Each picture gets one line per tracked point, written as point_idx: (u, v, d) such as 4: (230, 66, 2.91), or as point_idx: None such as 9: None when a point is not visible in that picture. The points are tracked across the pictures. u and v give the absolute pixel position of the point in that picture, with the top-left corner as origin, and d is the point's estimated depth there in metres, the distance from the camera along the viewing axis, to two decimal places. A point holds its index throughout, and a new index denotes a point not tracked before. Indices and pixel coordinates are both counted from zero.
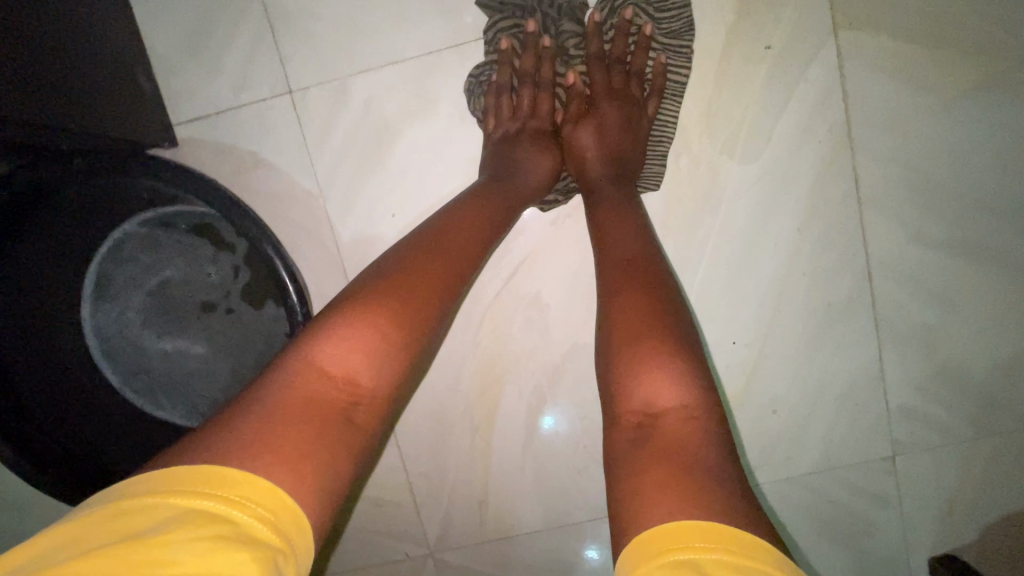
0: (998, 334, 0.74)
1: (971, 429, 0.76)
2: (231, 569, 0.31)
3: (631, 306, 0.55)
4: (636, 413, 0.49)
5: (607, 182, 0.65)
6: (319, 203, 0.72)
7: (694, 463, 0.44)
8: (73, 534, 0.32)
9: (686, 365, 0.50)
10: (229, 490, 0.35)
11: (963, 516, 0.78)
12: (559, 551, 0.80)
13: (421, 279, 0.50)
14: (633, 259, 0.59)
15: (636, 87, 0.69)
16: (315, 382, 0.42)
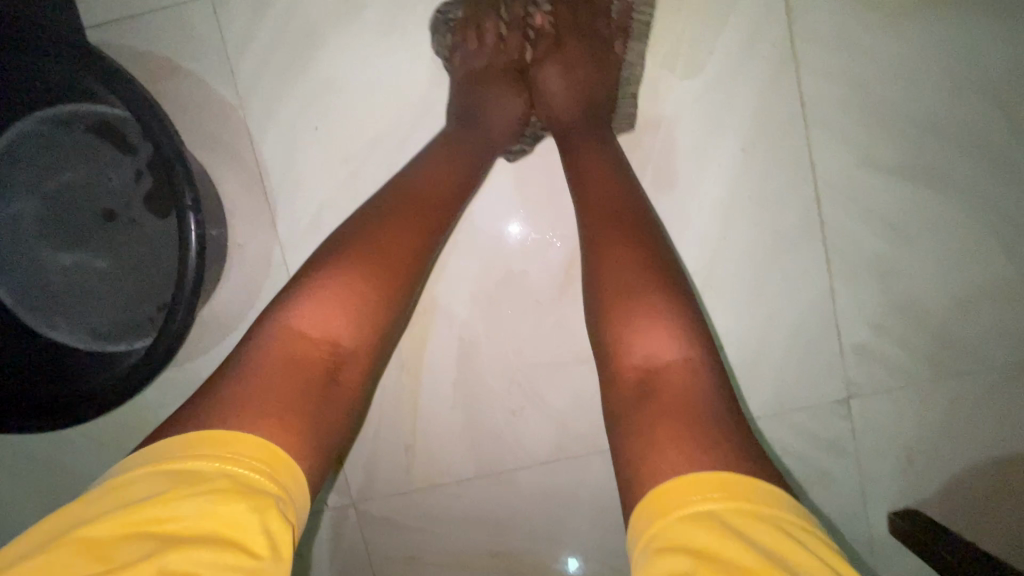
0: (952, 268, 0.71)
1: (928, 373, 0.72)
2: (234, 519, 0.32)
3: (619, 260, 0.49)
4: (635, 368, 0.44)
5: (582, 131, 0.61)
6: (236, 113, 0.69)
7: (707, 410, 0.40)
8: (75, 511, 0.32)
9: (681, 315, 0.45)
10: (222, 449, 0.35)
11: (924, 467, 0.73)
12: (494, 503, 0.75)
13: (393, 242, 0.49)
14: (616, 214, 0.53)
15: (603, 24, 0.65)
16: (295, 343, 0.42)
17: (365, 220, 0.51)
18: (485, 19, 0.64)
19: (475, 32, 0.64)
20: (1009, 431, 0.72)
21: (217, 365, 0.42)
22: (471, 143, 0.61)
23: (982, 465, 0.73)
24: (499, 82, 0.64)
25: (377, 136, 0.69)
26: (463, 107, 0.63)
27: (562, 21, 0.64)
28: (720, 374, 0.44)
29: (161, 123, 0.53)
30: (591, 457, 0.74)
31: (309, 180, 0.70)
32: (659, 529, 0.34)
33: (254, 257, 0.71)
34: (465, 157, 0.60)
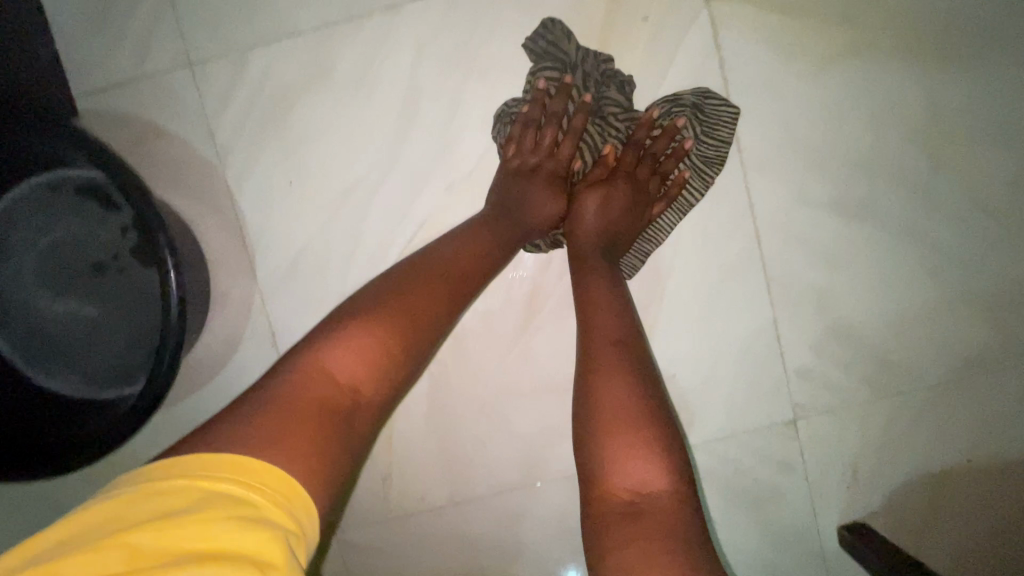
0: (885, 294, 0.76)
1: (868, 392, 0.77)
2: (259, 546, 0.35)
3: (615, 385, 0.53)
4: (628, 491, 0.48)
5: (599, 256, 0.66)
6: (216, 170, 0.74)
7: (681, 537, 0.45)
8: (115, 511, 0.36)
9: (667, 442, 0.50)
10: (253, 478, 0.38)
11: (868, 481, 0.78)
12: (468, 529, 0.79)
13: (417, 305, 0.56)
14: (624, 343, 0.57)
15: (654, 185, 0.72)
16: (324, 383, 0.47)
17: (399, 286, 0.57)
18: (548, 123, 0.70)
19: (536, 132, 0.70)
20: (944, 446, 0.77)
21: (248, 390, 0.47)
22: (502, 227, 0.66)
23: (920, 479, 0.78)
24: (543, 184, 0.70)
25: (350, 187, 0.74)
26: (506, 195, 0.69)
27: (622, 160, 0.71)
28: (697, 504, 0.49)
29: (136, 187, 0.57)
30: (559, 483, 0.79)
31: (287, 231, 0.75)
32: None
33: (235, 303, 0.76)
34: (492, 238, 0.65)
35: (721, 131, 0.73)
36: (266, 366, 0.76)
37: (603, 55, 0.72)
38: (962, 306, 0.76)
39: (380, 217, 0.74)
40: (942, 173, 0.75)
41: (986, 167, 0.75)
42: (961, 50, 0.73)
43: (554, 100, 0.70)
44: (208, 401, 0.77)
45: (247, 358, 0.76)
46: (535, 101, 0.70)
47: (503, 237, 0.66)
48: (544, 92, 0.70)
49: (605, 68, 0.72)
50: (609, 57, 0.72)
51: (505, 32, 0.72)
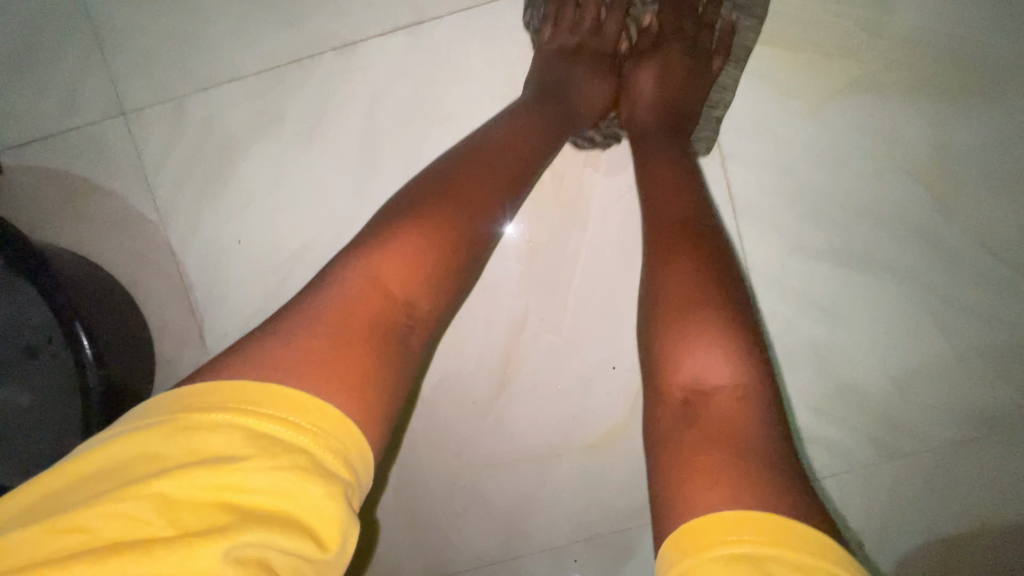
0: (891, 349, 0.70)
1: (873, 455, 0.71)
2: (309, 507, 0.31)
3: (680, 274, 0.50)
4: (683, 388, 0.45)
5: (661, 136, 0.62)
6: (156, 228, 0.67)
7: (752, 454, 0.39)
8: (144, 450, 0.31)
9: (737, 333, 0.46)
10: (300, 414, 0.34)
11: (875, 550, 0.72)
12: None
13: (462, 195, 0.51)
14: (682, 226, 0.54)
15: (705, 36, 0.66)
16: (379, 293, 0.43)
17: (439, 183, 0.52)
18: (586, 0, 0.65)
19: (574, 10, 0.65)
20: (958, 509, 0.71)
21: (294, 295, 0.43)
22: (552, 112, 0.60)
23: (933, 545, 0.72)
24: (590, 66, 0.64)
25: (304, 246, 0.68)
26: (547, 79, 0.62)
27: (665, 24, 0.65)
28: (776, 409, 0.44)
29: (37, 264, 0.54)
30: (543, 555, 0.72)
31: (236, 295, 0.68)
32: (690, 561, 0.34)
33: (185, 373, 0.69)
34: (542, 127, 0.59)
35: None
36: None
37: None
38: (974, 359, 0.70)
39: None
40: (949, 217, 0.69)
41: (998, 211, 0.69)
42: (965, 86, 0.68)
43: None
44: None
45: None
46: None
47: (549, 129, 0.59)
48: None
49: None
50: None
51: (470, 72, 0.66)
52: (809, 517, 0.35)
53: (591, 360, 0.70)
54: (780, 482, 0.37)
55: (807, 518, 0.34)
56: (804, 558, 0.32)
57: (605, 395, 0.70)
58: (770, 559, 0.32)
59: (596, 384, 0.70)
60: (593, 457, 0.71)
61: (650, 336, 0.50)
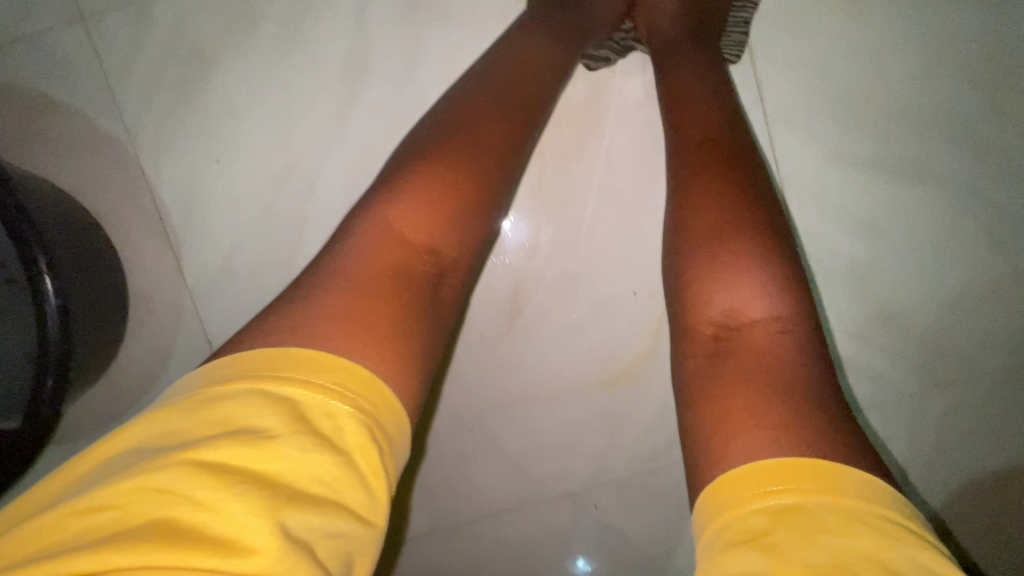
0: (938, 267, 0.64)
1: (919, 384, 0.65)
2: (341, 476, 0.29)
3: (710, 192, 0.45)
4: (713, 324, 0.40)
5: (686, 43, 0.56)
6: (126, 148, 0.61)
7: (794, 398, 0.34)
8: (169, 425, 0.29)
9: (771, 252, 0.41)
10: (326, 375, 0.31)
11: (920, 486, 0.66)
12: (456, 560, 0.68)
13: (478, 133, 0.46)
14: (709, 143, 0.48)
15: None
16: (395, 245, 0.40)
17: (452, 121, 0.47)
18: None
19: None
20: (1008, 441, 0.66)
21: (313, 255, 0.40)
22: (559, 34, 0.56)
23: (982, 482, 0.66)
24: None
25: (288, 166, 0.62)
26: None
27: None
28: (816, 331, 0.39)
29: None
30: (559, 502, 0.67)
31: (215, 222, 0.62)
32: (729, 517, 0.30)
33: (163, 309, 0.63)
34: (555, 56, 0.54)
35: None
36: None
37: None
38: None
39: (325, 205, 0.62)
40: (998, 117, 0.62)
41: None
42: None
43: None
44: None
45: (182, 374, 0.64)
46: None
47: (563, 52, 0.55)
48: None
49: None
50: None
51: None
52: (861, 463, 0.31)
53: (609, 286, 0.64)
54: (820, 425, 0.33)
55: (857, 462, 0.31)
56: (855, 506, 0.28)
57: (627, 322, 0.64)
58: (823, 508, 0.28)
59: (615, 313, 0.64)
60: (613, 392, 0.65)
61: (675, 262, 0.45)
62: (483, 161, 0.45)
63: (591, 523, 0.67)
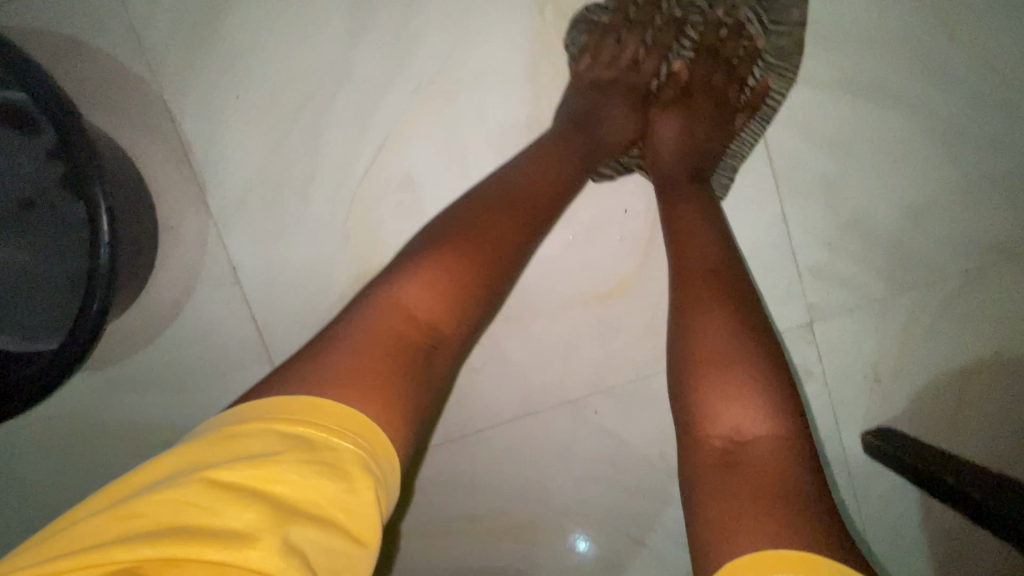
0: (900, 179, 0.70)
1: (886, 288, 0.71)
2: (337, 498, 0.34)
3: (713, 319, 0.49)
4: (721, 437, 0.44)
5: (682, 186, 0.62)
6: (149, 86, 0.66)
7: (793, 504, 0.38)
8: (194, 457, 0.34)
9: (771, 387, 0.45)
10: (331, 420, 0.36)
11: (891, 383, 0.73)
12: (469, 466, 0.74)
13: (488, 227, 0.52)
14: (711, 276, 0.53)
15: (732, 93, 0.66)
16: (402, 321, 0.45)
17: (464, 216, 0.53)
18: (629, 37, 0.66)
19: (615, 44, 0.66)
20: (970, 338, 0.72)
21: (326, 324, 0.45)
22: (575, 141, 0.61)
23: (947, 377, 0.72)
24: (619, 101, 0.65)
25: (301, 103, 0.67)
26: (578, 112, 0.63)
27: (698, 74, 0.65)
28: (811, 457, 0.43)
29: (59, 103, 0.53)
30: (560, 410, 0.72)
31: (235, 156, 0.67)
32: None
33: (188, 236, 0.68)
34: (563, 162, 0.59)
35: (788, 15, 0.67)
36: (230, 304, 0.69)
37: None
38: (984, 184, 0.70)
39: (337, 136, 0.67)
40: (957, 38, 0.68)
41: (1002, 31, 0.68)
42: None
43: (640, 13, 0.67)
44: (169, 347, 0.70)
45: (208, 297, 0.69)
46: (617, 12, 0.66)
47: (573, 163, 0.60)
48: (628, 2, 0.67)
49: None
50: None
51: None
52: (846, 556, 0.35)
53: (602, 204, 0.70)
54: (812, 522, 0.37)
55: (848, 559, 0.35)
56: None
57: (619, 240, 0.70)
58: None
59: (608, 229, 0.70)
60: (607, 302, 0.71)
61: (681, 379, 0.49)
62: (488, 250, 0.51)
63: (590, 428, 0.73)
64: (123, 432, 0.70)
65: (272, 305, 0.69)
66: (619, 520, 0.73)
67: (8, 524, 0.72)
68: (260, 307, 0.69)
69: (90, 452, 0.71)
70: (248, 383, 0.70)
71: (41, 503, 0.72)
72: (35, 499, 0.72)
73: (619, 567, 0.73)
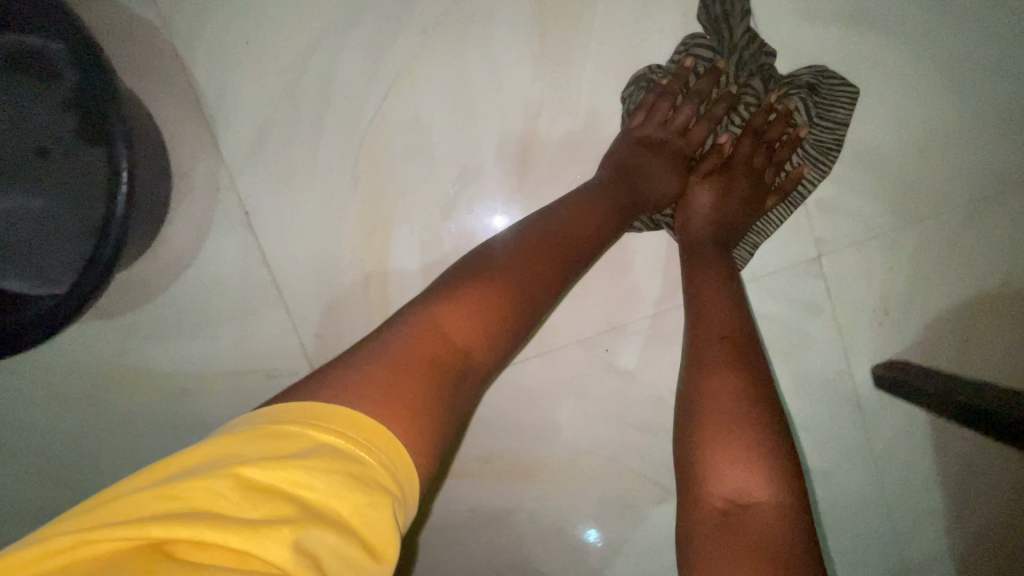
0: (903, 110, 0.70)
1: (893, 220, 0.72)
2: (364, 514, 0.32)
3: (723, 380, 0.50)
4: (725, 499, 0.44)
5: (711, 252, 0.63)
6: (160, 34, 0.67)
7: (784, 564, 0.39)
8: (228, 446, 0.32)
9: (777, 454, 0.45)
10: (362, 433, 0.34)
11: (900, 316, 0.73)
12: (483, 406, 0.75)
13: (523, 274, 0.51)
14: (726, 340, 0.54)
15: (769, 175, 0.69)
16: (432, 339, 0.43)
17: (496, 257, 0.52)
18: (686, 102, 0.67)
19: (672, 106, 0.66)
20: (980, 269, 0.72)
21: (361, 338, 0.43)
22: (621, 192, 0.61)
23: (956, 308, 0.72)
24: (666, 161, 0.65)
25: (309, 48, 0.68)
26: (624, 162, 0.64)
27: (742, 153, 0.67)
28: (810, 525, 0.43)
29: (88, 46, 0.55)
30: (572, 349, 0.73)
31: (246, 100, 0.68)
32: None
33: (199, 182, 0.69)
34: (603, 207, 0.59)
35: (836, 113, 0.70)
36: (242, 249, 0.70)
37: (768, 46, 0.68)
38: (990, 114, 0.70)
39: (345, 80, 0.68)
40: None
41: None
42: None
43: (699, 81, 0.67)
44: (182, 294, 0.70)
45: (220, 244, 0.69)
46: (679, 75, 0.67)
47: (612, 205, 0.60)
48: (690, 69, 0.67)
49: (754, 52, 0.68)
50: (771, 48, 0.69)
51: None
52: None
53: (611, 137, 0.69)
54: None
55: None
56: None
57: None
58: None
59: None
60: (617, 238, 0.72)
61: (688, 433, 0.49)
62: (521, 285, 0.50)
63: (602, 366, 0.73)
64: (142, 377, 0.72)
65: (284, 249, 0.70)
66: (631, 458, 0.75)
67: (31, 471, 0.73)
68: (273, 252, 0.70)
69: (108, 399, 0.72)
70: (263, 328, 0.71)
71: (61, 450, 0.73)
72: (56, 446, 0.73)
73: (631, 502, 0.75)
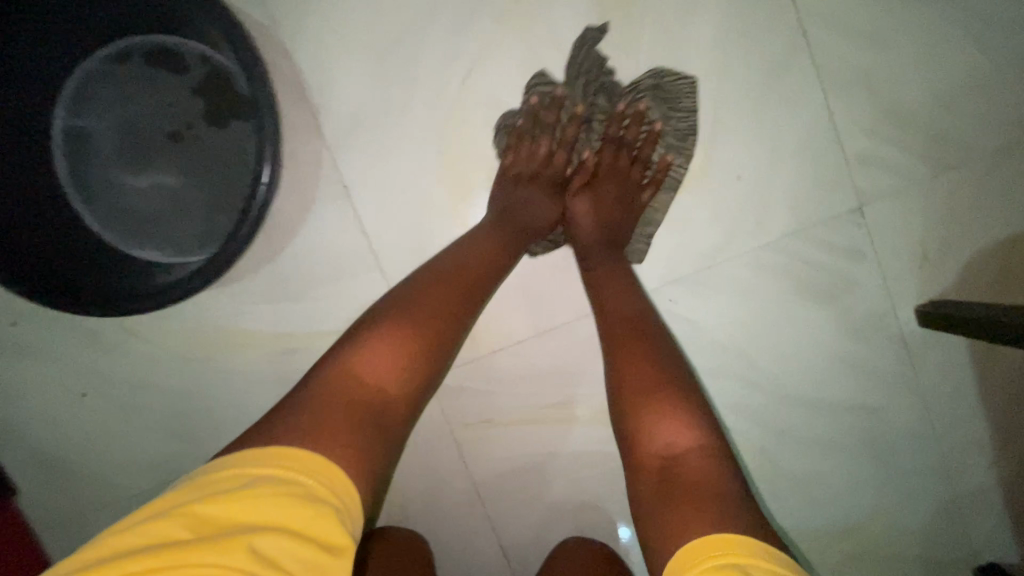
0: (935, 69, 0.78)
1: (928, 170, 0.79)
2: (306, 521, 0.41)
3: (636, 364, 0.59)
4: (657, 455, 0.53)
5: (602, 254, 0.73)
6: (268, 29, 0.75)
7: (716, 495, 0.47)
8: (191, 492, 0.42)
9: (692, 409, 0.55)
10: (289, 460, 0.44)
11: (938, 259, 0.80)
12: (556, 358, 0.82)
13: (412, 309, 0.60)
14: (632, 332, 0.63)
15: (637, 171, 0.78)
16: (354, 387, 0.53)
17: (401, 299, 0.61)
18: (542, 135, 0.75)
19: (530, 143, 0.75)
20: (1009, 212, 0.79)
21: (287, 394, 0.53)
22: (507, 233, 0.72)
23: (988, 248, 0.79)
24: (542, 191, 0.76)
25: (395, 36, 0.76)
26: (507, 203, 0.74)
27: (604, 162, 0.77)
28: (731, 462, 0.52)
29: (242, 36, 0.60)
30: None
31: (341, 85, 0.76)
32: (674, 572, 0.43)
33: (302, 160, 0.77)
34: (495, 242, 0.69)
35: (684, 103, 0.77)
36: (340, 219, 0.78)
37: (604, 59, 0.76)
38: (1014, 70, 0.77)
39: (428, 63, 0.76)
40: None
41: None
42: None
43: (548, 112, 0.75)
44: (287, 261, 0.78)
45: (320, 214, 0.78)
46: (529, 114, 0.75)
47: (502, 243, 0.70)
48: (538, 104, 0.75)
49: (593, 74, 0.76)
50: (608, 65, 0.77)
51: None
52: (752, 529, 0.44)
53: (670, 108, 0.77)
54: (732, 506, 0.47)
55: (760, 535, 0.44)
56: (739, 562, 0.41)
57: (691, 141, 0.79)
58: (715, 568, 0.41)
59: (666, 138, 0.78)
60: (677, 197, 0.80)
61: (619, 415, 0.58)
62: (421, 321, 0.59)
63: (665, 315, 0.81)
64: (251, 338, 0.80)
65: (379, 219, 0.78)
66: None
67: (156, 423, 0.83)
68: (367, 221, 0.78)
69: (223, 358, 0.80)
70: (360, 291, 0.79)
71: (183, 404, 0.82)
72: (178, 401, 0.82)
73: None
